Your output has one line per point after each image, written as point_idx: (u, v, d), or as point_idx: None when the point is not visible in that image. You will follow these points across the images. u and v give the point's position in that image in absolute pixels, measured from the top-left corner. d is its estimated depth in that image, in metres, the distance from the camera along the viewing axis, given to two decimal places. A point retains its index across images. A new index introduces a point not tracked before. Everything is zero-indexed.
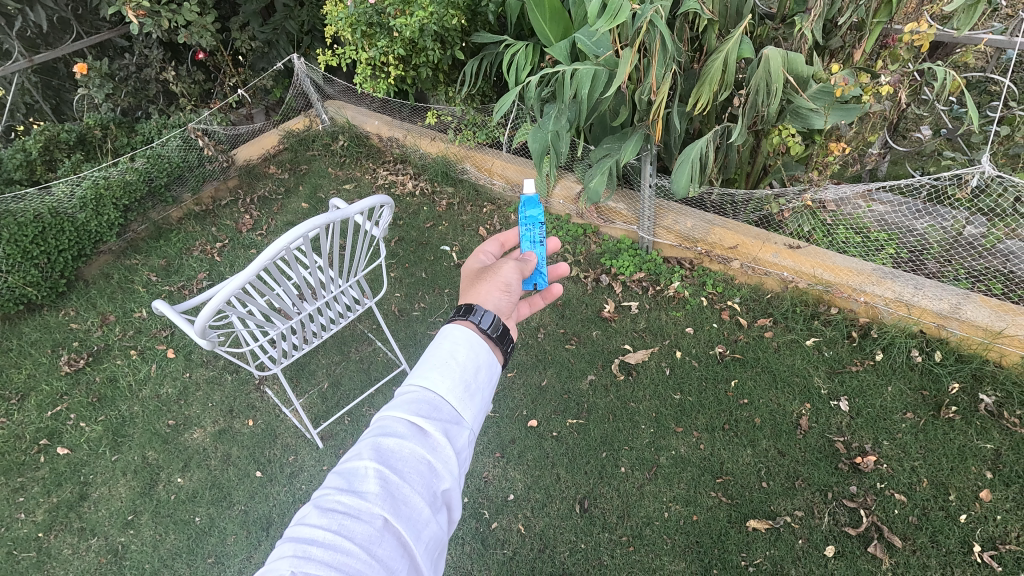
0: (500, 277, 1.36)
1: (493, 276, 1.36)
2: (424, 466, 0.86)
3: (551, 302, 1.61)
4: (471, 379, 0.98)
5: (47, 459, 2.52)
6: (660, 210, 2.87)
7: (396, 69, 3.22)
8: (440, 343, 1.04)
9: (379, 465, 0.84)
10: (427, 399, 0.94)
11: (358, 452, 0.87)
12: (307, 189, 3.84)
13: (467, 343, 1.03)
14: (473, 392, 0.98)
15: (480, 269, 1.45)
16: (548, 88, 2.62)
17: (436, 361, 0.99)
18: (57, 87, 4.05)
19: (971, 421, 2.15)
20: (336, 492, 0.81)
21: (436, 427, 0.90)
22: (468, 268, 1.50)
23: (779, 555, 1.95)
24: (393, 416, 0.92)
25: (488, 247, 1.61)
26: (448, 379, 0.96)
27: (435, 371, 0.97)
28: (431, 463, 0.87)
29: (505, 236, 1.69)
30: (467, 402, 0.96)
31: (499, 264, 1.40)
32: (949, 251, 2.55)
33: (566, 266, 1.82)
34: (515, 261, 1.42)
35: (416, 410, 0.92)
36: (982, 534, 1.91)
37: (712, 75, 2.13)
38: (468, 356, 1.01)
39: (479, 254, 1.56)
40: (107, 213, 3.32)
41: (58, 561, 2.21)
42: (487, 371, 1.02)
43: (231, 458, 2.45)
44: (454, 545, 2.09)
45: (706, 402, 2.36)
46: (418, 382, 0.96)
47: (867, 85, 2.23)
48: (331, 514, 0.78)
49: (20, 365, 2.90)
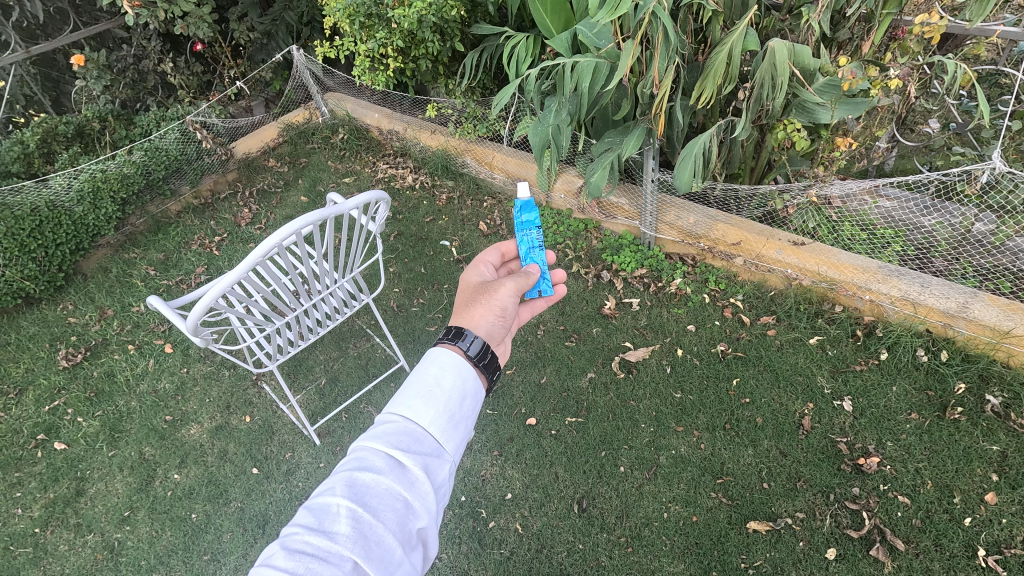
0: (496, 300, 1.33)
1: (489, 299, 1.32)
2: (400, 504, 0.84)
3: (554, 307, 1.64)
4: (455, 409, 0.97)
5: (44, 455, 2.51)
6: (663, 205, 2.83)
7: (395, 61, 3.18)
8: (425, 367, 1.02)
9: (352, 504, 0.82)
10: (409, 431, 0.92)
11: (331, 487, 0.84)
12: (307, 182, 3.80)
13: (454, 370, 1.01)
14: (457, 422, 0.96)
15: (479, 284, 1.41)
16: (549, 81, 2.57)
17: (421, 388, 0.97)
18: (56, 78, 4.03)
19: (977, 423, 2.11)
20: (305, 532, 0.78)
21: (416, 461, 0.89)
22: (467, 280, 1.47)
23: (779, 557, 1.92)
24: (370, 448, 0.90)
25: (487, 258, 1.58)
26: (432, 409, 0.94)
27: (419, 400, 0.95)
28: (407, 500, 0.85)
29: (504, 246, 1.71)
30: (451, 433, 0.94)
31: (498, 285, 1.36)
32: (956, 249, 2.49)
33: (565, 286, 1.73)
34: (513, 282, 1.37)
35: (395, 442, 0.90)
36: (986, 537, 1.88)
37: (716, 68, 2.08)
38: (454, 384, 0.99)
39: (474, 271, 1.53)
40: (105, 207, 3.30)
41: (55, 557, 2.21)
42: (472, 399, 1.01)
43: (228, 454, 2.44)
44: (452, 544, 2.07)
45: (707, 401, 2.33)
46: (400, 411, 0.94)
47: (875, 78, 2.18)
48: (298, 556, 0.75)
49: (18, 359, 2.89)
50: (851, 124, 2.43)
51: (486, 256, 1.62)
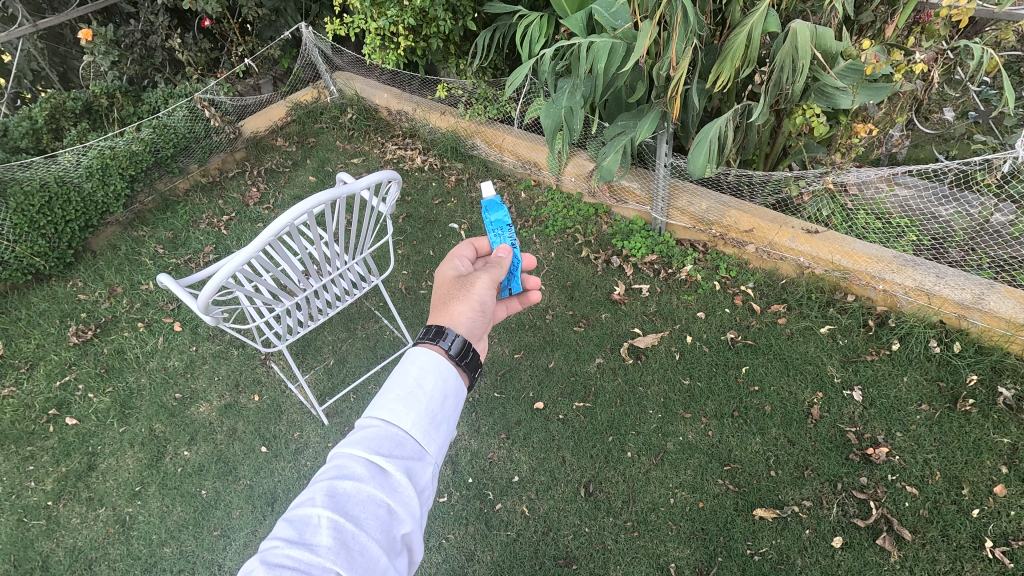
0: (473, 294, 1.30)
1: (466, 294, 1.29)
2: (382, 511, 0.83)
3: (527, 305, 1.64)
4: (437, 410, 0.97)
5: (56, 429, 2.54)
6: (675, 190, 2.78)
7: (406, 39, 3.15)
8: (405, 368, 1.01)
9: (334, 513, 0.80)
10: (390, 435, 0.92)
11: (310, 497, 0.82)
12: (315, 162, 3.78)
13: (435, 371, 1.01)
14: (438, 423, 0.96)
15: (456, 278, 1.36)
16: (563, 61, 2.52)
17: (402, 390, 0.97)
18: (63, 53, 4.01)
19: (988, 415, 2.10)
20: (284, 545, 0.75)
21: (398, 466, 0.88)
22: (443, 275, 1.40)
23: (785, 544, 1.93)
24: (350, 455, 0.88)
25: (461, 253, 1.49)
26: (413, 412, 0.94)
27: (400, 403, 0.95)
28: (390, 506, 0.84)
29: (477, 240, 1.59)
30: (432, 435, 0.94)
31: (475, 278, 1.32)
32: (973, 239, 2.46)
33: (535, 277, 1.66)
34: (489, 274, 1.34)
35: (376, 448, 0.90)
36: (994, 529, 1.88)
37: (735, 51, 2.04)
38: (435, 386, 0.99)
39: (451, 259, 1.47)
40: (114, 183, 3.30)
41: (67, 529, 2.24)
42: (453, 400, 1.01)
43: (237, 433, 2.46)
44: (458, 525, 2.09)
45: (715, 388, 2.33)
46: (381, 415, 0.93)
47: (898, 63, 2.09)
48: (278, 570, 0.71)
49: (29, 334, 2.91)
50: (871, 111, 2.39)
51: (461, 249, 1.52)
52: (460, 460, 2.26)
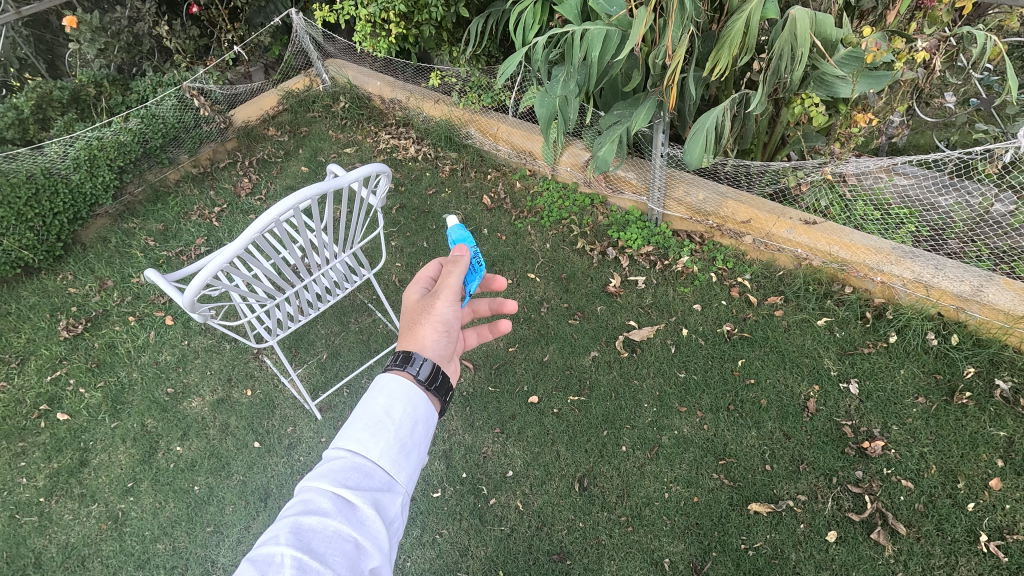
0: (434, 316, 1.25)
1: (427, 317, 1.25)
2: (349, 546, 0.81)
3: (499, 336, 1.52)
4: (406, 438, 0.96)
5: (47, 425, 2.52)
6: (671, 180, 2.74)
7: (398, 27, 3.09)
8: (373, 397, 1.00)
9: (298, 551, 0.77)
10: (357, 466, 0.90)
11: (273, 535, 0.79)
12: (308, 152, 3.72)
13: (404, 397, 1.00)
14: (408, 451, 0.95)
15: (417, 300, 1.32)
16: (557, 49, 2.46)
17: (369, 419, 0.95)
18: (49, 41, 3.93)
19: (985, 408, 2.09)
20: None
21: (365, 499, 0.86)
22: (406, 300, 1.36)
23: (780, 539, 1.92)
24: (316, 488, 0.86)
25: (429, 269, 1.44)
26: (381, 441, 0.92)
27: (367, 433, 0.93)
28: (357, 541, 0.81)
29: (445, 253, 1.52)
30: (402, 464, 0.93)
31: (433, 297, 1.27)
32: (973, 230, 2.42)
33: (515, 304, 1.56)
34: (451, 291, 1.27)
35: (343, 480, 0.88)
36: (989, 522, 1.87)
37: (732, 38, 1.98)
38: (404, 413, 0.98)
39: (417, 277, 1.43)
40: (102, 175, 3.25)
41: (60, 526, 2.23)
42: (423, 426, 1.00)
43: (230, 428, 2.44)
44: (452, 521, 2.08)
45: (711, 381, 2.31)
46: (349, 446, 0.91)
47: (900, 52, 2.05)
48: None
49: (19, 329, 2.87)
50: (872, 99, 2.35)
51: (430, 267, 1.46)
52: (454, 455, 2.24)
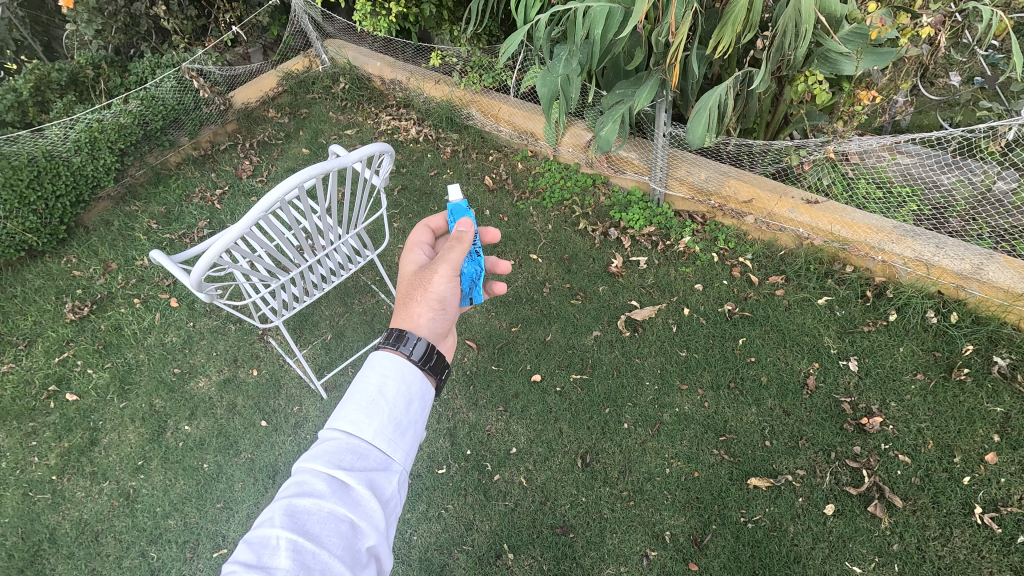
0: (432, 294, 1.26)
1: (425, 294, 1.26)
2: (345, 526, 0.84)
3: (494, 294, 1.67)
4: (401, 416, 0.98)
5: (57, 405, 2.55)
6: (674, 160, 2.73)
7: (399, 6, 3.06)
8: (366, 376, 1.02)
9: (294, 533, 0.80)
10: (351, 447, 0.92)
11: (269, 517, 0.82)
12: (308, 133, 3.70)
13: (397, 376, 1.02)
14: (403, 429, 0.97)
15: (414, 274, 1.33)
16: (559, 27, 2.43)
17: (363, 400, 0.97)
18: (45, 22, 3.90)
19: (983, 384, 2.11)
20: (242, 569, 0.75)
21: (360, 479, 0.89)
22: (404, 273, 1.38)
23: (779, 512, 1.96)
24: (311, 471, 0.89)
25: (420, 238, 1.54)
26: (375, 421, 0.95)
27: (361, 414, 0.95)
28: (352, 521, 0.84)
29: (432, 221, 1.58)
30: (397, 443, 0.95)
31: (432, 273, 1.26)
32: (974, 208, 2.43)
33: (507, 261, 1.66)
34: (450, 268, 1.26)
35: (337, 462, 0.90)
36: (984, 495, 1.91)
37: (736, 15, 1.96)
38: (397, 392, 1.00)
39: (410, 248, 1.48)
40: (103, 157, 3.24)
41: (72, 502, 2.27)
42: (418, 403, 1.02)
43: (236, 407, 2.47)
44: (457, 496, 2.12)
45: (712, 359, 2.34)
46: (342, 427, 0.94)
47: (904, 27, 2.11)
48: None
49: (25, 311, 2.90)
50: (876, 78, 2.34)
51: (418, 238, 1.52)
52: (458, 433, 2.27)
